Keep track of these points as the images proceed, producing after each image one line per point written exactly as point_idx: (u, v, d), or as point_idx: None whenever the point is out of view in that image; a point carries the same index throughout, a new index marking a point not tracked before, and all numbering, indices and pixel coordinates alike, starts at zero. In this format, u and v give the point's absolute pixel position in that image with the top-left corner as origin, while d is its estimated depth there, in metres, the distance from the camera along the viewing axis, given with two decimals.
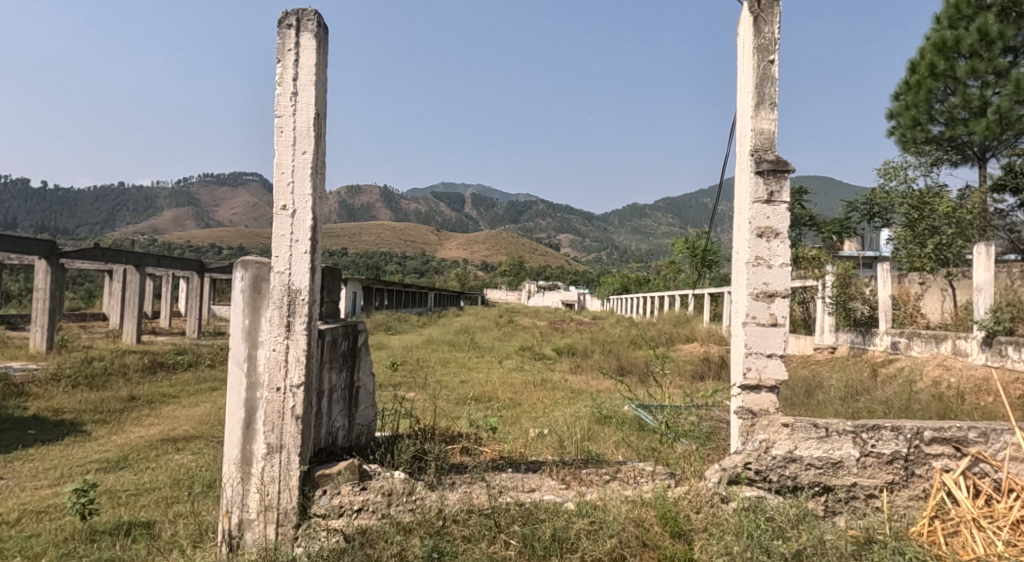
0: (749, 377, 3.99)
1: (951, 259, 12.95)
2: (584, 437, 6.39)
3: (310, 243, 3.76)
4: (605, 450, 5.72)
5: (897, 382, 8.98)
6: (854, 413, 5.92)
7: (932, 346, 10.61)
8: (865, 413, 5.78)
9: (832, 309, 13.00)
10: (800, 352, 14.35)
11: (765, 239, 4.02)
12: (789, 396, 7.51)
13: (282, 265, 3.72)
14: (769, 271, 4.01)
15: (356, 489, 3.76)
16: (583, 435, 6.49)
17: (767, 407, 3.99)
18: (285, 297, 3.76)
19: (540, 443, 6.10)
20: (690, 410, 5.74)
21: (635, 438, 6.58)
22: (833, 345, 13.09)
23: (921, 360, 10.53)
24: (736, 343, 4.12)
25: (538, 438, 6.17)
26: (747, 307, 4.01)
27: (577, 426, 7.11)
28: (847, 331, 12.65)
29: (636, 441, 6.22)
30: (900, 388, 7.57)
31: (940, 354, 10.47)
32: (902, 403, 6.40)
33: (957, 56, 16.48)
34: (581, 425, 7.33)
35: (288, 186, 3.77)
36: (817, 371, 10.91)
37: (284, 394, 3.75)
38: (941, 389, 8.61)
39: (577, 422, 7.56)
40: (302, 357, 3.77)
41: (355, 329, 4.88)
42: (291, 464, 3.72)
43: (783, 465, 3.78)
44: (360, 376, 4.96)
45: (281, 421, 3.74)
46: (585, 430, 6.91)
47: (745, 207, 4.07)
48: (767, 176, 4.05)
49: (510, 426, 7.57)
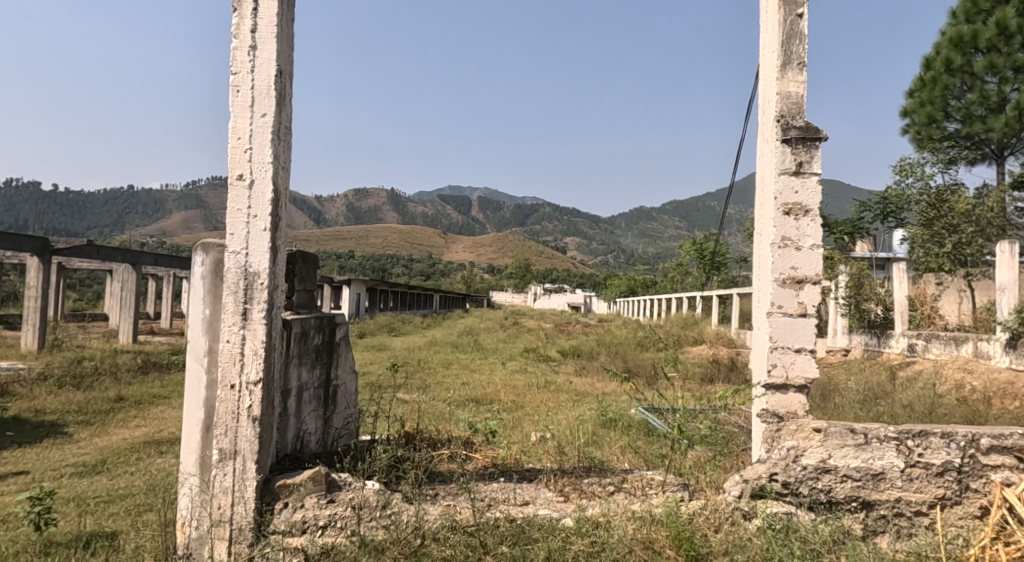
0: (775, 374, 3.47)
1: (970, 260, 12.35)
2: (587, 442, 5.90)
3: (270, 219, 3.29)
4: (610, 457, 5.26)
5: (917, 385, 8.45)
6: (877, 417, 5.41)
7: (951, 348, 10.08)
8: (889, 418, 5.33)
9: (845, 310, 12.42)
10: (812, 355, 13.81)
11: (793, 216, 3.50)
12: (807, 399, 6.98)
13: (237, 243, 3.24)
14: (797, 254, 3.50)
15: (322, 502, 3.27)
16: (585, 440, 6.00)
17: (795, 410, 3.45)
18: (242, 281, 3.28)
19: (540, 448, 5.64)
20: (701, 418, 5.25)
21: (642, 442, 6.09)
22: (846, 348, 12.52)
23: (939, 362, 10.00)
24: (759, 336, 3.60)
25: (538, 443, 5.70)
26: (772, 295, 3.50)
27: (579, 430, 6.63)
28: (861, 333, 12.11)
29: (644, 447, 5.77)
30: (925, 390, 7.05)
31: (960, 356, 9.96)
32: (925, 407, 5.90)
33: (974, 51, 15.84)
34: (584, 429, 6.89)
35: (245, 154, 3.29)
36: (830, 373, 10.40)
37: (240, 392, 3.26)
38: (964, 392, 8.07)
39: (580, 426, 7.11)
40: (260, 348, 3.28)
41: (332, 322, 4.41)
42: (247, 471, 3.24)
43: (815, 477, 3.27)
44: (338, 374, 4.50)
45: (235, 423, 3.25)
46: (588, 434, 6.43)
47: (769, 180, 3.56)
48: (795, 145, 3.53)
49: (509, 430, 7.14)
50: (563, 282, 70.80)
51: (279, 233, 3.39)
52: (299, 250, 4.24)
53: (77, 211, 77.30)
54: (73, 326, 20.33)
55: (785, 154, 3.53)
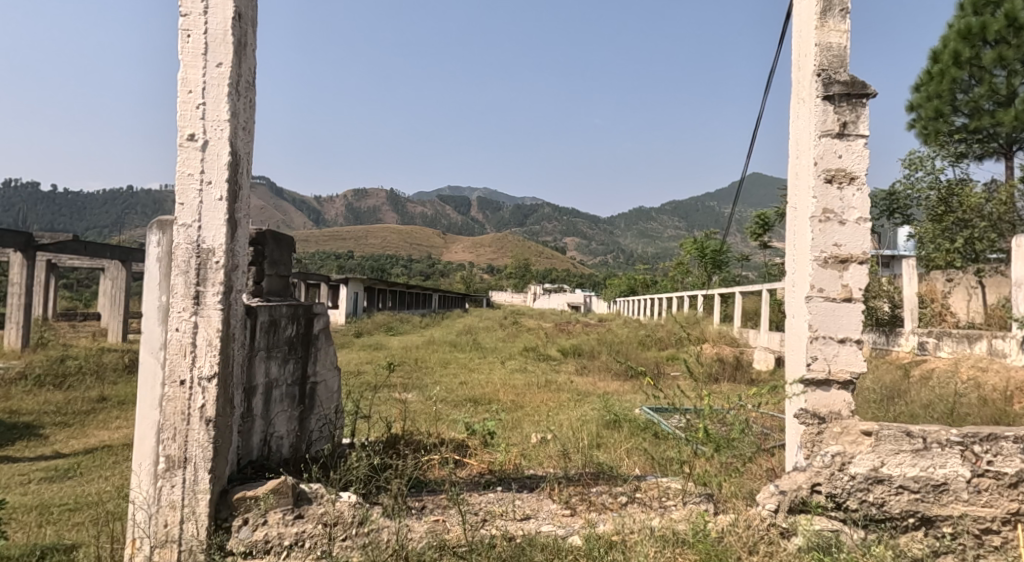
0: (815, 368, 3.00)
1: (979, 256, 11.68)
2: (592, 445, 5.43)
3: (226, 187, 2.81)
4: (617, 461, 4.80)
5: (930, 383, 7.93)
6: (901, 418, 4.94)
7: (963, 346, 9.49)
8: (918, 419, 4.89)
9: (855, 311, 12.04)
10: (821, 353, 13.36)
11: (836, 185, 3.04)
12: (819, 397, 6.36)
13: (188, 214, 2.76)
14: (840, 229, 3.03)
15: (288, 518, 2.79)
16: (590, 442, 5.55)
17: (838, 410, 2.98)
18: (193, 259, 2.80)
19: (541, 451, 5.18)
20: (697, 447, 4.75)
21: (650, 444, 5.65)
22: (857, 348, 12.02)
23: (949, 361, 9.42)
24: (796, 325, 3.14)
25: (539, 446, 5.25)
26: (812, 277, 3.03)
27: (581, 432, 6.17)
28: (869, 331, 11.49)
29: (653, 449, 5.31)
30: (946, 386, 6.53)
31: (973, 354, 9.39)
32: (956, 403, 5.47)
33: (983, 44, 14.74)
34: (586, 430, 6.44)
35: (197, 110, 2.80)
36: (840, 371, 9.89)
37: (192, 389, 2.78)
38: (985, 390, 7.58)
39: (583, 426, 6.65)
40: (215, 337, 2.80)
41: (308, 312, 3.94)
42: (199, 481, 2.75)
43: (865, 489, 2.79)
44: (316, 370, 4.03)
45: (185, 425, 2.76)
46: (591, 436, 5.97)
47: (808, 144, 3.09)
48: (838, 103, 3.07)
49: (507, 431, 6.69)
50: (563, 282, 70.35)
51: (239, 204, 2.91)
52: (271, 230, 3.76)
53: (74, 211, 76.86)
54: (65, 325, 19.85)
55: (825, 113, 3.06)
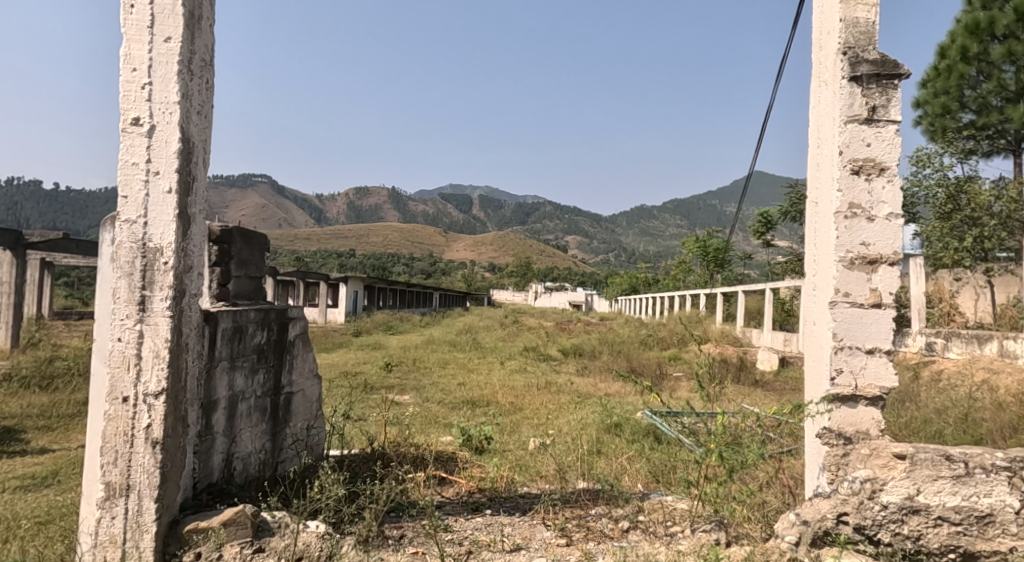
0: (840, 383, 2.67)
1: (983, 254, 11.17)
2: (592, 453, 5.13)
3: (175, 179, 2.49)
4: (618, 475, 4.51)
5: (938, 386, 7.62)
6: (918, 425, 4.66)
7: (973, 346, 9.15)
8: (938, 425, 4.64)
9: None
10: None
11: (864, 177, 2.70)
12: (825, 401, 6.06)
13: (132, 207, 2.44)
14: (869, 226, 2.69)
15: (246, 553, 2.47)
16: (590, 450, 5.26)
17: (866, 429, 2.65)
18: (139, 259, 2.48)
19: (539, 462, 4.90)
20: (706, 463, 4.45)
21: (652, 451, 5.36)
22: None
23: (957, 361, 9.07)
24: (818, 332, 2.81)
25: (538, 458, 4.97)
26: (836, 280, 2.70)
27: (580, 437, 5.87)
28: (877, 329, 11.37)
29: (657, 457, 5.02)
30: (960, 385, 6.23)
31: (982, 355, 9.06)
32: (977, 404, 5.21)
33: (992, 39, 13.03)
34: (586, 435, 6.14)
35: (142, 90, 2.49)
36: None
37: (136, 407, 2.45)
38: (998, 388, 7.28)
39: (582, 431, 6.35)
40: (163, 347, 2.47)
41: (283, 317, 3.62)
42: (144, 511, 2.43)
43: (899, 521, 2.46)
44: (293, 380, 3.72)
45: (128, 447, 2.44)
46: (592, 442, 5.67)
47: (832, 131, 2.75)
48: (866, 85, 2.72)
49: (505, 435, 6.41)
50: (564, 280, 69.95)
51: (193, 197, 2.60)
52: (238, 227, 3.44)
53: None
54: (58, 323, 19.47)
55: (853, 95, 2.71)
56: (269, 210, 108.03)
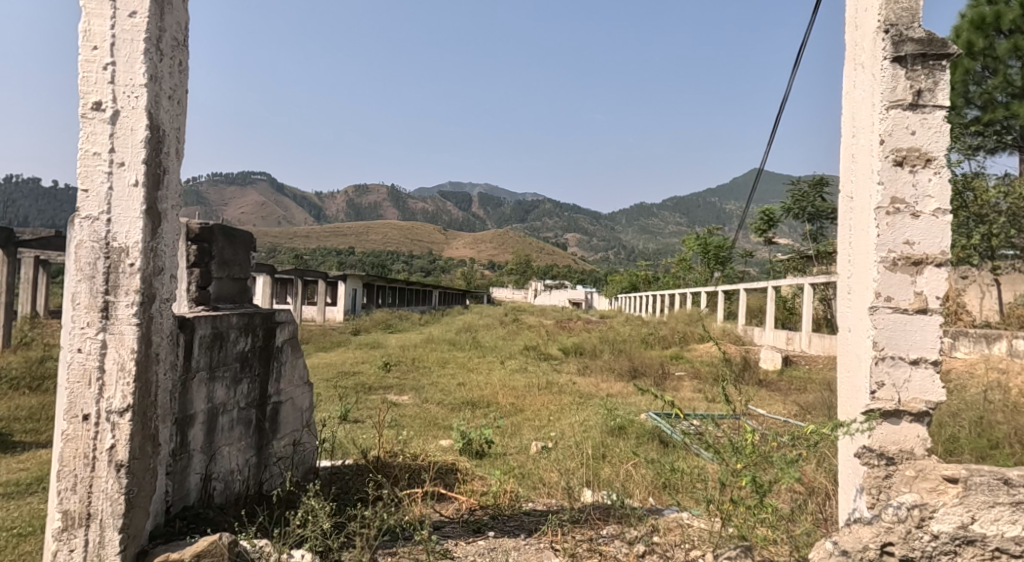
0: (881, 397, 2.42)
1: (987, 251, 10.47)
2: (597, 459, 4.93)
3: (142, 170, 2.23)
4: (626, 486, 4.30)
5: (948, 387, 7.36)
6: (937, 428, 4.45)
7: (981, 346, 8.86)
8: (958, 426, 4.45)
9: None
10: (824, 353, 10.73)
11: (908, 168, 2.43)
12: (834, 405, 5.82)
13: (94, 202, 2.18)
14: (913, 223, 2.43)
15: None
16: (594, 455, 5.04)
17: (909, 447, 2.39)
18: (101, 260, 2.22)
19: (548, 465, 4.76)
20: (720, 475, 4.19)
21: (660, 456, 5.18)
22: None
23: (966, 362, 8.80)
24: (856, 341, 2.56)
25: (549, 459, 4.86)
26: (877, 282, 2.45)
27: (584, 440, 5.65)
28: None
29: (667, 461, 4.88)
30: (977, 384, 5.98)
31: (990, 355, 8.78)
32: (996, 404, 4.99)
33: (997, 34, 12.18)
34: (589, 438, 5.89)
35: (105, 71, 2.23)
36: None
37: (98, 426, 2.20)
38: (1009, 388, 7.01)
39: (584, 433, 6.11)
40: (129, 359, 2.22)
41: (270, 321, 3.37)
42: (106, 543, 2.18)
43: (952, 552, 2.21)
44: (281, 388, 3.47)
45: (89, 472, 2.19)
46: (596, 445, 5.47)
47: (872, 118, 2.49)
48: (909, 67, 2.46)
49: (507, 438, 6.19)
50: (563, 277, 69.68)
51: (165, 192, 2.33)
52: (220, 225, 3.18)
53: None
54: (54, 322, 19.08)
55: (896, 77, 2.44)
56: (268, 208, 107.56)
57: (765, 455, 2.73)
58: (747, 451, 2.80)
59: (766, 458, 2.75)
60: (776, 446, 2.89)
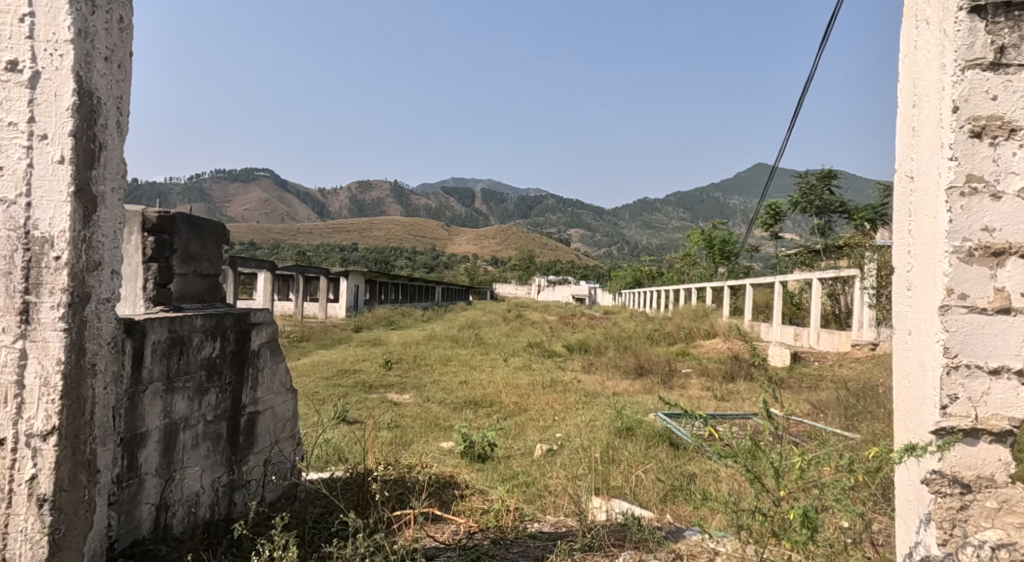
0: (954, 413, 2.04)
1: None
2: (606, 463, 4.59)
3: (68, 144, 1.85)
4: (638, 495, 3.97)
5: None
6: None
7: None
8: None
9: (873, 298, 9.29)
10: (834, 349, 10.32)
11: (986, 141, 2.06)
12: (854, 405, 5.41)
13: (10, 182, 1.81)
14: (992, 206, 2.06)
15: None
16: (603, 458, 4.69)
17: (989, 473, 2.01)
18: (20, 253, 1.85)
19: (554, 471, 4.41)
20: (744, 487, 3.81)
21: (672, 459, 4.84)
22: (875, 343, 9.48)
23: None
24: (920, 345, 2.18)
25: (556, 466, 4.52)
26: (951, 277, 2.06)
27: (591, 442, 5.31)
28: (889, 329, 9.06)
29: (679, 466, 4.54)
30: None
31: None
32: None
33: None
34: (595, 440, 5.55)
35: (23, 25, 1.85)
36: (870, 362, 8.92)
37: (17, 453, 1.84)
38: None
39: (591, 435, 5.77)
40: (54, 373, 1.85)
41: (244, 322, 2.99)
42: None
43: None
44: (259, 397, 3.10)
45: (5, 509, 1.83)
46: (604, 446, 5.13)
47: (945, 82, 2.11)
48: (988, 20, 2.07)
49: (509, 439, 5.86)
50: (567, 273, 69.30)
51: (101, 171, 1.96)
52: (185, 214, 2.79)
53: None
54: None
55: (974, 33, 2.06)
56: (271, 204, 107.39)
57: (819, 483, 2.34)
58: (793, 476, 2.40)
59: (819, 487, 2.36)
60: (827, 469, 2.48)
